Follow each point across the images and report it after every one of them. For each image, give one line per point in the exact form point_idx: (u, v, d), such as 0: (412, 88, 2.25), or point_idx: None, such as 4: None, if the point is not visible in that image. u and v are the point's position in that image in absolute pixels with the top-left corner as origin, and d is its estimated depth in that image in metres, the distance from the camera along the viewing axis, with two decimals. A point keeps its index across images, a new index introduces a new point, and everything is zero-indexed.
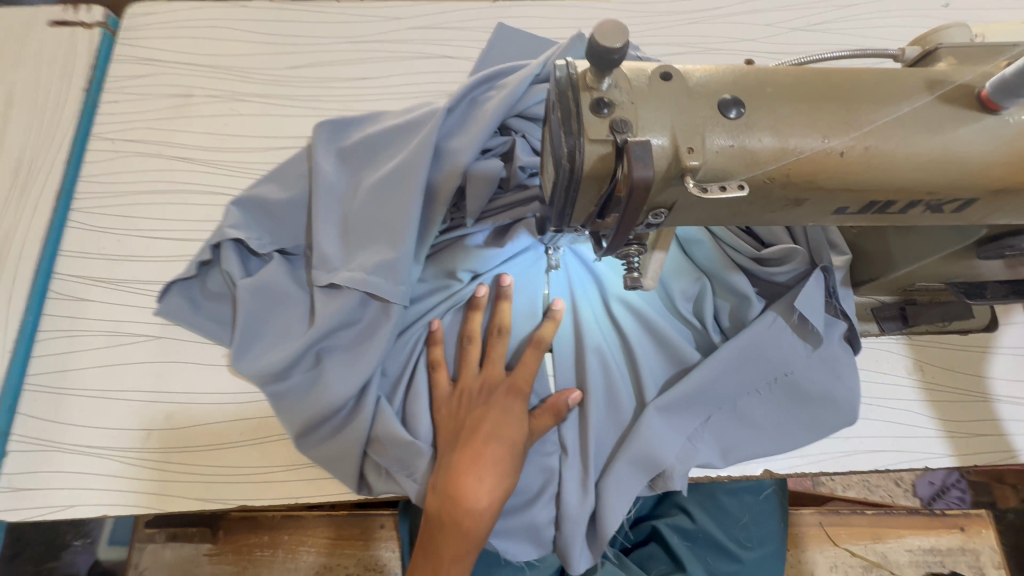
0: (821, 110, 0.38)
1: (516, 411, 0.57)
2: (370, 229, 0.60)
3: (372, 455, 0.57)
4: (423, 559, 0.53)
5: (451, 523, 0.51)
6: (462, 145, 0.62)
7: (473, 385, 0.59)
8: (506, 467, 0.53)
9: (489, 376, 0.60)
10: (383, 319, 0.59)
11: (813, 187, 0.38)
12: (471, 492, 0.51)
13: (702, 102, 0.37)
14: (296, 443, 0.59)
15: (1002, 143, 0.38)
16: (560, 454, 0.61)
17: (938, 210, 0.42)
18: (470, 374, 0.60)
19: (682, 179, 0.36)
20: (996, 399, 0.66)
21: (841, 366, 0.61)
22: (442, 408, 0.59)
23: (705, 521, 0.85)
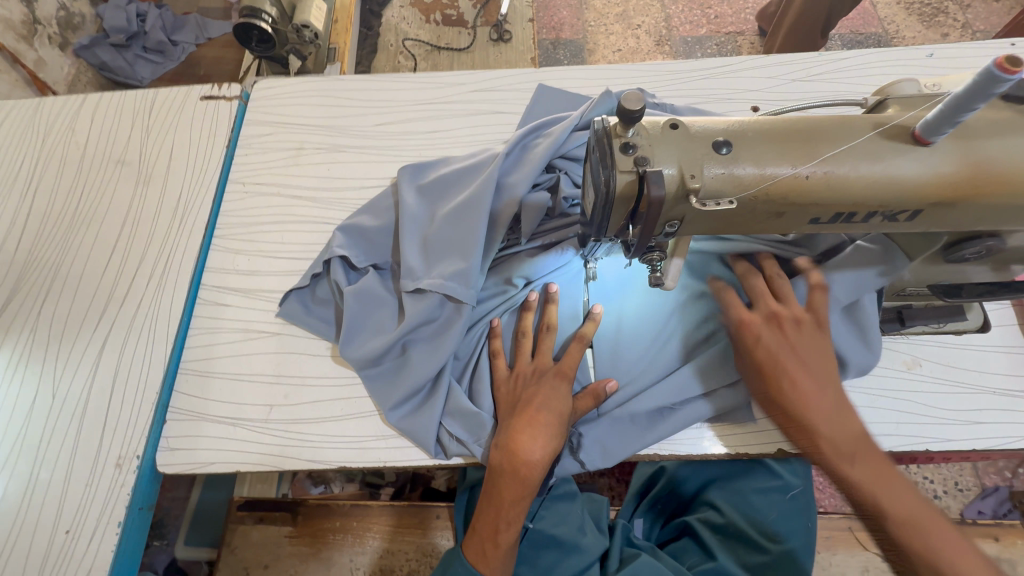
0: (792, 146, 0.51)
1: (563, 389, 0.70)
2: (446, 246, 0.76)
3: (446, 425, 0.72)
4: (488, 503, 0.66)
5: (510, 471, 0.64)
6: (518, 180, 0.78)
7: (527, 369, 0.73)
8: (554, 430, 0.66)
9: (541, 363, 0.73)
10: (457, 316, 0.74)
11: (789, 202, 0.52)
12: (526, 448, 0.64)
13: (701, 144, 0.51)
14: (387, 416, 0.74)
15: (938, 166, 0.51)
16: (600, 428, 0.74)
17: (894, 219, 0.54)
18: (524, 361, 0.74)
19: (688, 198, 0.51)
20: (992, 392, 0.74)
21: (861, 331, 0.71)
22: (501, 386, 0.73)
23: (735, 516, 0.91)
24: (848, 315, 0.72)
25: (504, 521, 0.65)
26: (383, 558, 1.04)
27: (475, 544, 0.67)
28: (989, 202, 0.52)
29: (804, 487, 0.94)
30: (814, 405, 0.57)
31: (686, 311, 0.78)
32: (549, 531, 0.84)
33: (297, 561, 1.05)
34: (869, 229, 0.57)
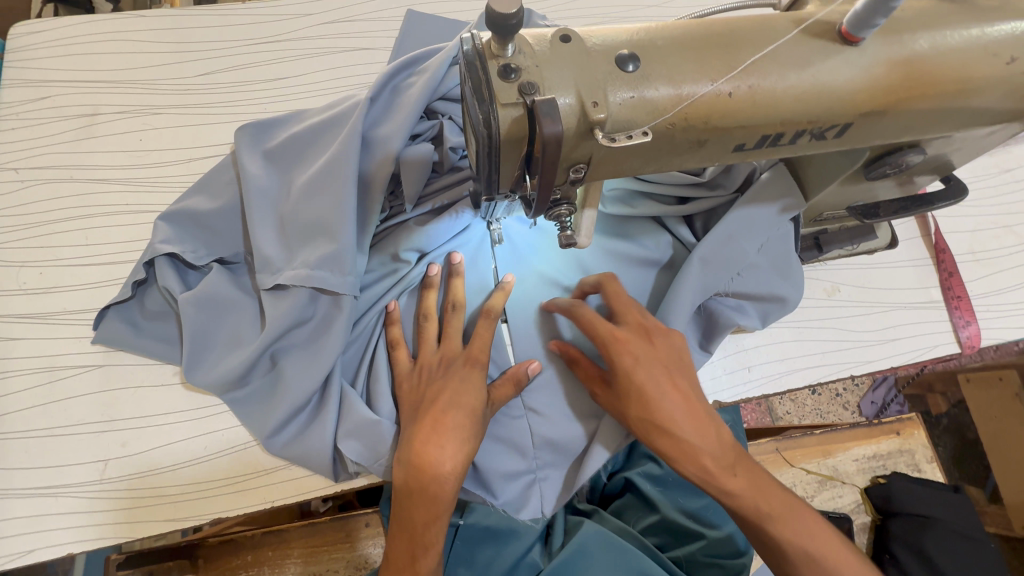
0: (709, 57, 0.41)
1: (476, 379, 0.59)
2: (309, 225, 0.60)
3: (341, 445, 0.58)
4: (401, 529, 0.56)
5: (419, 491, 0.54)
6: (390, 131, 0.62)
7: (432, 360, 0.61)
8: (469, 431, 0.56)
9: (448, 351, 0.62)
10: (336, 312, 0.59)
11: (709, 128, 0.42)
12: (436, 460, 0.54)
13: (602, 59, 0.39)
14: (264, 446, 0.60)
15: (864, 71, 0.44)
16: (528, 414, 0.66)
17: (822, 138, 0.47)
18: (428, 351, 0.62)
19: (592, 134, 0.39)
20: (903, 306, 0.74)
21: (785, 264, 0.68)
22: (405, 383, 0.61)
23: None
24: (773, 247, 0.67)
25: (422, 545, 0.55)
26: None
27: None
28: (911, 110, 0.47)
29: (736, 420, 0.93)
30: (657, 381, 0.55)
31: (601, 270, 0.70)
32: (483, 523, 0.76)
33: None
34: (794, 152, 0.49)
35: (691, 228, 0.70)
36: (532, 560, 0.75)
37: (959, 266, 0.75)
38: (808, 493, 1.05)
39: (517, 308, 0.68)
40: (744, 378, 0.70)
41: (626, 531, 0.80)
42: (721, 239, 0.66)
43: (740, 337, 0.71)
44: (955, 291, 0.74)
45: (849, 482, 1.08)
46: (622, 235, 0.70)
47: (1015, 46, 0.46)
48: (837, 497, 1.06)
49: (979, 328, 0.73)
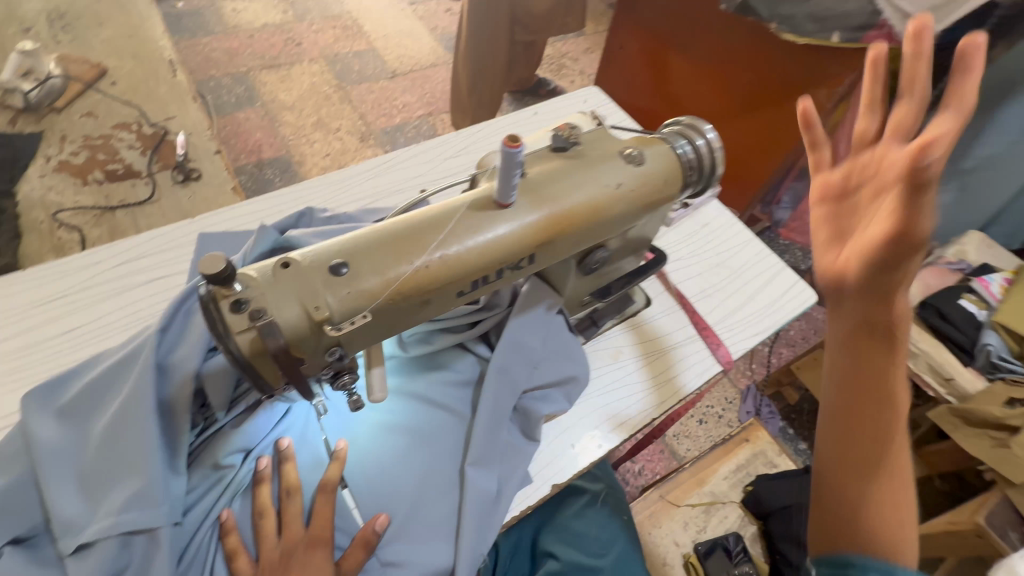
0: (404, 245, 0.55)
1: (319, 560, 0.62)
2: (114, 469, 0.61)
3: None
4: None
5: None
6: (186, 354, 0.67)
7: (272, 559, 0.62)
8: None
9: (288, 541, 0.63)
10: (154, 548, 0.58)
11: (425, 292, 0.55)
12: None
13: (318, 272, 0.51)
14: None
15: (522, 220, 0.61)
16: (389, 569, 0.67)
17: (519, 267, 0.63)
18: (268, 548, 0.63)
19: (323, 329, 0.50)
20: (674, 347, 0.91)
21: (568, 350, 0.83)
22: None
23: (567, 553, 0.94)
24: (555, 337, 0.83)
25: None
26: None
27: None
28: (570, 232, 0.65)
29: (609, 487, 1.03)
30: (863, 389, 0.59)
31: (423, 406, 0.78)
32: None
33: None
34: (508, 280, 0.65)
35: (489, 343, 0.83)
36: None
37: (697, 306, 0.96)
38: (700, 526, 1.15)
39: (354, 467, 0.72)
40: (570, 454, 0.80)
41: None
42: (509, 348, 0.79)
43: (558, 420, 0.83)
44: (702, 324, 0.93)
45: (729, 500, 1.19)
46: (434, 367, 0.80)
47: (617, 175, 0.69)
48: (724, 519, 1.16)
49: (728, 348, 0.92)
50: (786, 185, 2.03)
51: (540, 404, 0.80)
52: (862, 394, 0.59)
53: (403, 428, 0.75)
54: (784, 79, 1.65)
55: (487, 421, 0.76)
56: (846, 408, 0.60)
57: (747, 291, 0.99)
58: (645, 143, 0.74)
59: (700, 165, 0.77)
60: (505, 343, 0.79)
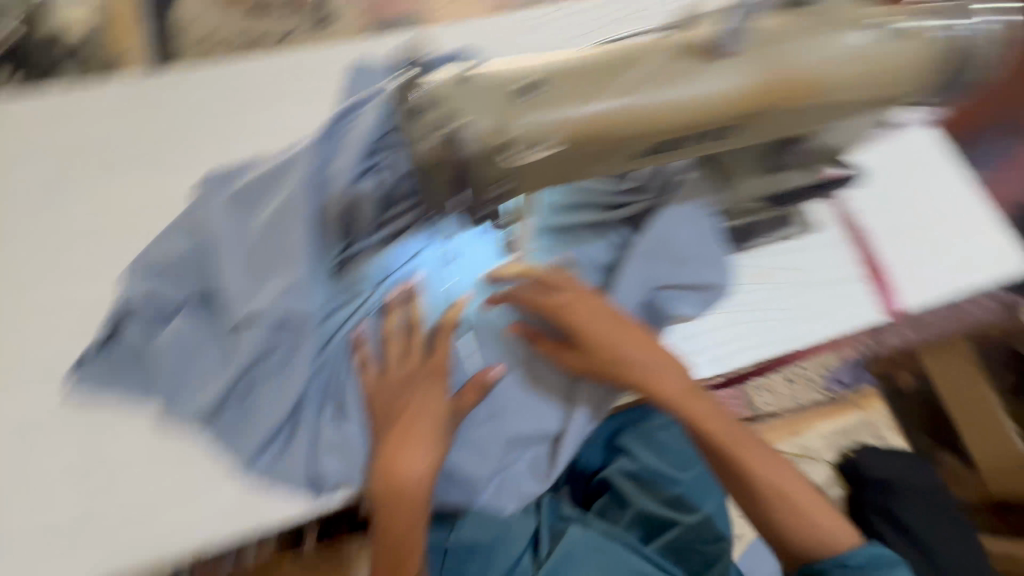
0: (607, 76, 0.47)
1: (436, 390, 0.67)
2: (268, 259, 0.65)
3: (322, 465, 0.65)
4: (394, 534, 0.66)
5: (396, 496, 0.65)
6: (343, 165, 0.67)
7: (397, 378, 0.67)
8: (435, 438, 0.66)
9: (411, 366, 0.68)
10: (304, 338, 0.65)
11: (614, 138, 0.48)
12: (409, 468, 0.64)
13: (511, 89, 0.46)
14: (248, 466, 0.64)
15: (741, 76, 0.48)
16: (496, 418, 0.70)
17: (718, 137, 0.53)
18: (394, 369, 0.68)
19: (507, 153, 0.46)
20: (834, 284, 0.79)
21: (716, 258, 0.75)
22: (375, 398, 0.66)
23: (647, 457, 0.97)
24: (705, 239, 0.74)
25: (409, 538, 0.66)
26: None
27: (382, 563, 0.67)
28: (794, 105, 0.53)
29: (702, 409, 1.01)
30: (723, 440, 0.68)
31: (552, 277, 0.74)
32: (470, 537, 0.86)
33: None
34: (699, 152, 0.56)
35: (633, 231, 0.74)
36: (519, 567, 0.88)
37: (876, 243, 0.82)
38: None
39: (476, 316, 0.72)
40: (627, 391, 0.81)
41: (608, 531, 0.90)
42: (652, 239, 0.72)
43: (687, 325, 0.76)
44: (873, 266, 0.81)
45: (819, 458, 1.13)
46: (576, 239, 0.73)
47: None
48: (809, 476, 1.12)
49: (898, 298, 0.79)
50: None
51: (673, 304, 0.74)
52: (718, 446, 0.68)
53: None
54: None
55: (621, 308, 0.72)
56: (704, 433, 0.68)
57: (944, 238, 0.82)
58: None
59: None
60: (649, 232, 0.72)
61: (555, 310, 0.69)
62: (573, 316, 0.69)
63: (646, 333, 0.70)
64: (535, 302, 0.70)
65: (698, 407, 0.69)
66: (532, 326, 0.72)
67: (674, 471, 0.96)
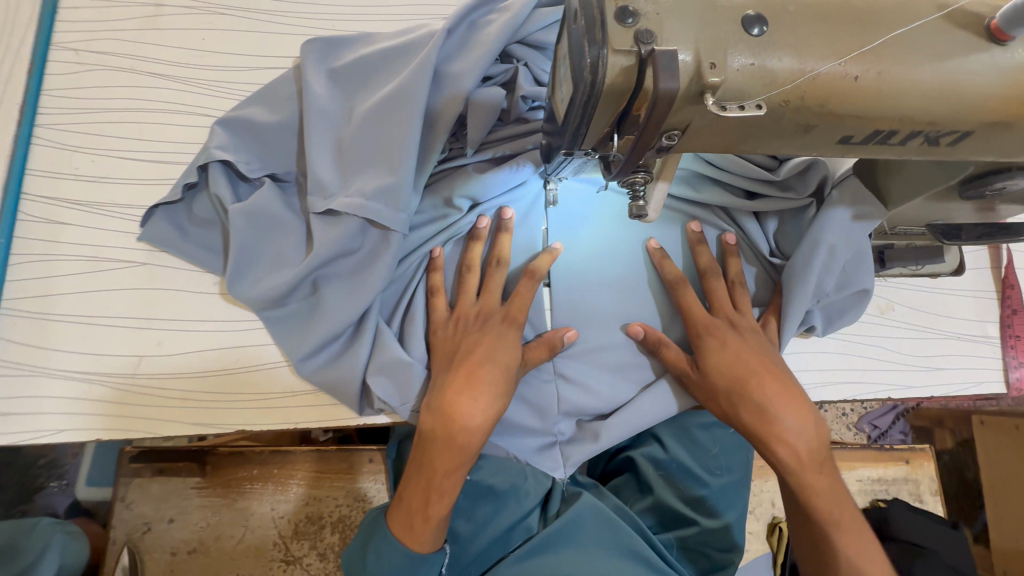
0: (840, 33, 0.38)
1: (511, 340, 0.59)
2: (367, 155, 0.58)
3: (372, 382, 0.58)
4: (417, 473, 0.57)
5: (444, 437, 0.55)
6: (464, 68, 0.59)
7: (469, 312, 0.61)
8: (500, 389, 0.57)
9: (486, 306, 0.61)
10: (383, 248, 0.58)
11: (823, 112, 0.39)
12: (465, 413, 0.55)
13: (726, 17, 0.36)
14: (297, 368, 0.59)
15: (1004, 76, 0.40)
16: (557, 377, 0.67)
17: (934, 143, 0.44)
18: (467, 302, 0.62)
19: (701, 98, 0.37)
20: (957, 337, 0.70)
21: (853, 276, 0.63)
22: (438, 332, 0.61)
23: (679, 451, 0.92)
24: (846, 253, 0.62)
25: (434, 494, 0.56)
26: (310, 505, 0.94)
27: (400, 517, 0.58)
28: None
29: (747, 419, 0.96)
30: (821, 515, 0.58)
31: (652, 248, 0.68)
32: (487, 481, 0.81)
33: (210, 514, 0.93)
34: (899, 156, 0.46)
35: (761, 226, 0.68)
36: (529, 523, 0.83)
37: None
38: None
39: (559, 264, 0.68)
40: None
41: (623, 512, 0.87)
42: (817, 246, 0.61)
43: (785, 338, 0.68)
44: (1010, 328, 0.70)
45: None
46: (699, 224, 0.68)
47: None
48: None
49: None
50: None
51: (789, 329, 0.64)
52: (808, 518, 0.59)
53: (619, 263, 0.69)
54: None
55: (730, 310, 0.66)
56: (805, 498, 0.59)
57: None
58: None
59: None
60: (817, 239, 0.61)
61: (703, 328, 0.63)
62: (707, 337, 0.63)
63: (786, 377, 0.61)
64: (682, 309, 0.65)
65: (818, 479, 0.58)
66: (658, 333, 0.66)
67: (705, 473, 0.91)
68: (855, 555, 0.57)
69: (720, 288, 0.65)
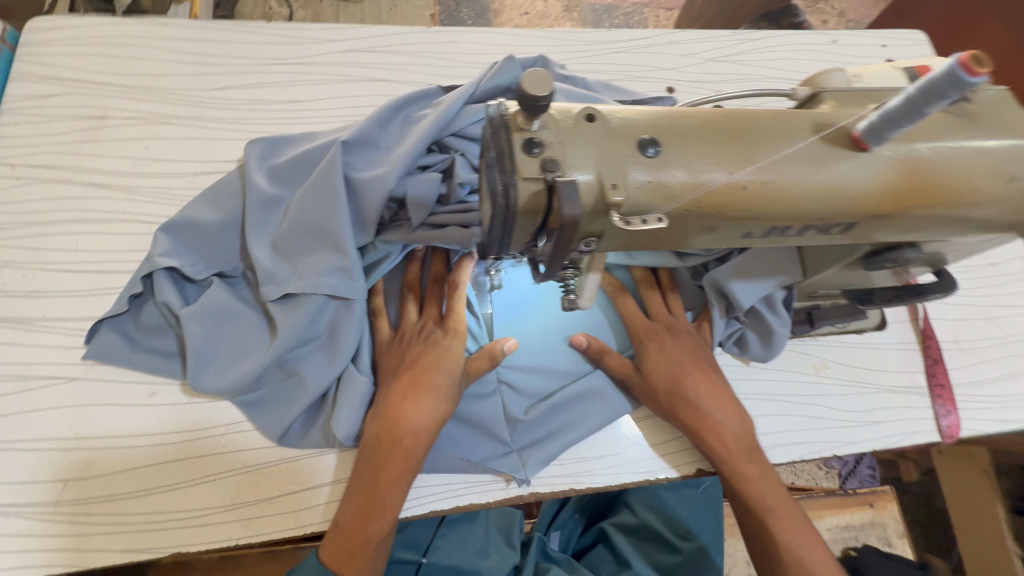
0: (726, 148, 0.42)
1: (456, 346, 0.59)
2: (311, 241, 0.59)
3: (338, 422, 0.56)
4: (360, 482, 0.54)
5: (390, 444, 0.54)
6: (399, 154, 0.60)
7: (412, 328, 0.62)
8: (445, 392, 0.57)
9: (428, 320, 0.62)
10: (346, 315, 0.58)
11: (722, 216, 0.43)
12: (409, 415, 0.55)
13: (624, 142, 0.40)
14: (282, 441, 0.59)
15: (874, 176, 0.45)
16: (505, 386, 0.65)
17: (828, 232, 0.48)
18: (409, 319, 0.62)
19: (609, 213, 0.40)
20: (889, 390, 0.74)
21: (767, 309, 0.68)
22: (384, 351, 0.61)
23: (648, 516, 0.92)
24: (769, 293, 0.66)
25: (377, 506, 0.53)
26: None
27: (335, 543, 0.53)
28: (917, 215, 0.47)
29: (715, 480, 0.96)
30: (762, 504, 0.60)
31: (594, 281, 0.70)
32: (446, 561, 0.80)
33: None
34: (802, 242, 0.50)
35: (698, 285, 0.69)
36: None
37: (943, 354, 0.76)
38: None
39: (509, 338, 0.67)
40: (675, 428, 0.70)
41: None
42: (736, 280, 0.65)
43: None
44: (935, 379, 0.75)
45: None
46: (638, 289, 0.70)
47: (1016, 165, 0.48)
48: None
49: (959, 418, 0.73)
50: None
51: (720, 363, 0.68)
52: (749, 511, 0.60)
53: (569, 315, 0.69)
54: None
55: None
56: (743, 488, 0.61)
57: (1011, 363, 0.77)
58: None
59: None
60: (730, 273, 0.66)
61: (643, 333, 0.66)
62: (646, 341, 0.65)
63: (713, 374, 0.65)
64: (624, 317, 0.67)
65: (747, 466, 0.61)
66: (600, 341, 0.67)
67: (676, 538, 0.89)
68: (795, 541, 0.58)
69: (656, 299, 0.68)
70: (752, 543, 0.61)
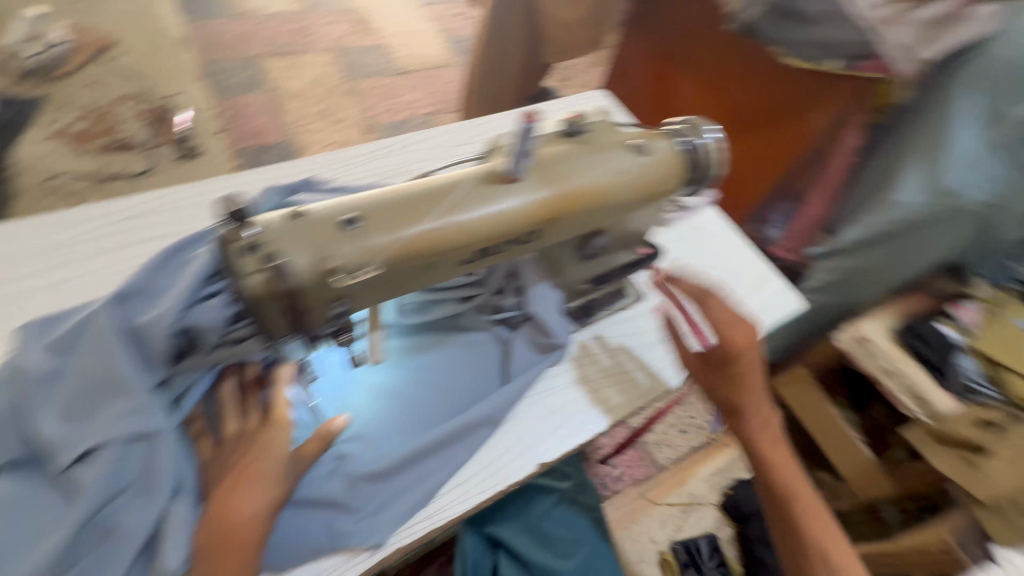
0: (417, 204, 0.56)
1: (279, 435, 0.63)
2: (103, 395, 0.61)
3: (163, 558, 0.57)
4: None
5: (222, 546, 0.56)
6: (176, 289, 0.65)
7: (234, 435, 0.65)
8: (271, 479, 0.60)
9: (247, 424, 0.65)
10: (156, 451, 0.61)
11: (431, 254, 0.57)
12: (236, 510, 0.58)
13: (331, 224, 0.52)
14: None
15: (532, 195, 0.63)
16: (342, 458, 0.70)
17: (526, 240, 0.65)
18: (230, 427, 0.65)
19: (334, 278, 0.51)
20: (664, 342, 0.93)
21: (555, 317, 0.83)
22: (210, 468, 0.63)
23: (531, 551, 0.95)
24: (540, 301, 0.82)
25: None
26: None
27: None
28: (575, 211, 0.67)
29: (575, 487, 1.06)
30: (790, 487, 0.77)
31: (402, 339, 0.80)
32: None
33: None
34: (515, 253, 0.67)
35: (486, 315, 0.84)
36: None
37: (690, 303, 0.99)
38: (677, 525, 1.21)
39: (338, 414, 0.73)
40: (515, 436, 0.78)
41: None
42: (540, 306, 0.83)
43: (547, 391, 0.83)
44: None
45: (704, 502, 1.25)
46: (439, 335, 0.82)
47: (621, 162, 0.72)
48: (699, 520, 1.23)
49: None
50: (771, 201, 1.64)
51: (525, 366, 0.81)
52: (779, 506, 0.77)
53: (388, 374, 0.77)
54: (763, 117, 1.47)
55: (474, 368, 0.81)
56: (772, 476, 0.78)
57: (735, 293, 1.03)
58: (649, 136, 0.77)
59: (696, 162, 0.79)
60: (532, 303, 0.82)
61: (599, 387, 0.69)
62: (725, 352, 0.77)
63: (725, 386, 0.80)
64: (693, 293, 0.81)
65: (774, 454, 0.79)
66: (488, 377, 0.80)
67: (562, 559, 0.96)
68: (813, 525, 0.76)
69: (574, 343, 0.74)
70: (784, 539, 0.77)
